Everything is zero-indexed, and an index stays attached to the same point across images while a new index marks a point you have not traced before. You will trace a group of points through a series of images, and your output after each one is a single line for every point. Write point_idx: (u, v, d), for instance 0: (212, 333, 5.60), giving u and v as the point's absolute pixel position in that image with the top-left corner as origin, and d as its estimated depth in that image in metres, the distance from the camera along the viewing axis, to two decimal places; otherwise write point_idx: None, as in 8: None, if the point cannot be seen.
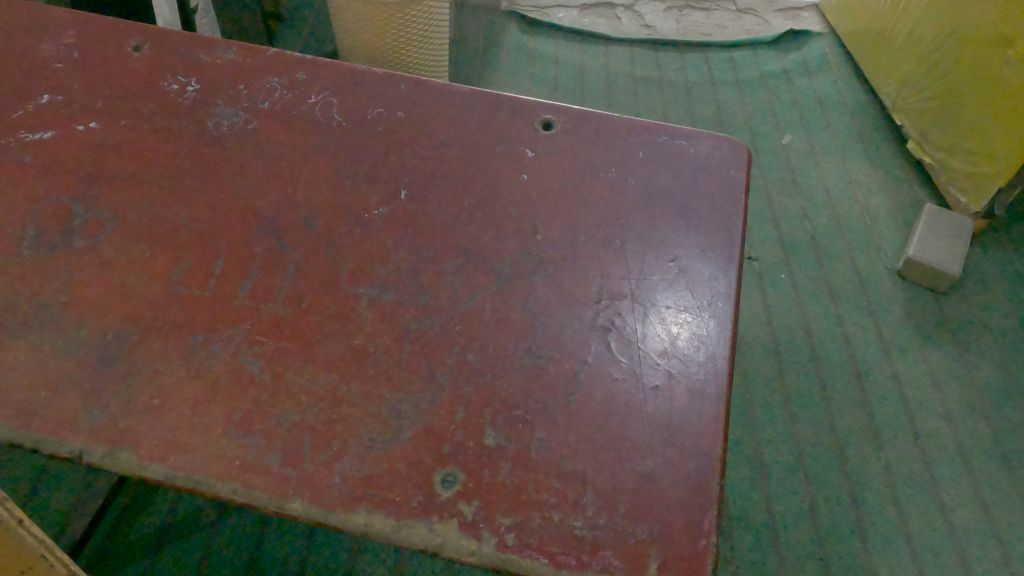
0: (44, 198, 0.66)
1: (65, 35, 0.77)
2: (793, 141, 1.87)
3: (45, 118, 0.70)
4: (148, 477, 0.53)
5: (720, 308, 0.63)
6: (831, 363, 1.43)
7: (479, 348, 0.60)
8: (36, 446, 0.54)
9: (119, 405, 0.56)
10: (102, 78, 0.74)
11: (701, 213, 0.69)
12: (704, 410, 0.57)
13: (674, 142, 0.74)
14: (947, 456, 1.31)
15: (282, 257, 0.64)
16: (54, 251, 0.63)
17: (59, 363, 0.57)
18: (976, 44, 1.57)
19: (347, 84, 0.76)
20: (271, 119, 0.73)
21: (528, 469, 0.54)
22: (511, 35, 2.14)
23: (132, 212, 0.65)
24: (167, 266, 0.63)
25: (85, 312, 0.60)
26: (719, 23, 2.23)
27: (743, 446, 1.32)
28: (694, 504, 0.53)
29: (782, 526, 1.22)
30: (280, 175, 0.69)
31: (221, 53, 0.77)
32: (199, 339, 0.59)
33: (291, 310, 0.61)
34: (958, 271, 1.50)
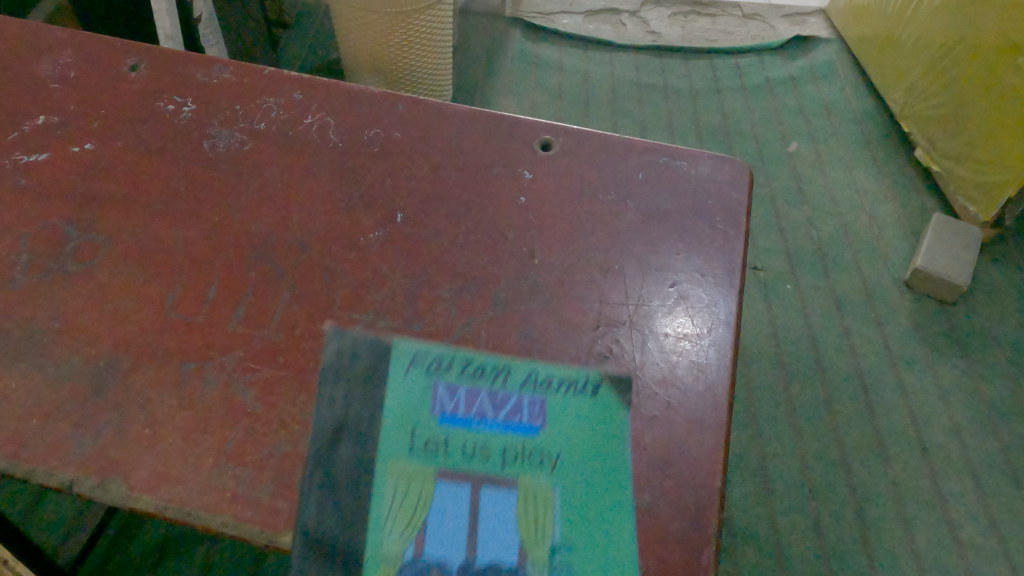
0: (38, 222, 0.65)
1: (62, 55, 0.76)
2: (800, 149, 1.85)
3: (40, 140, 0.70)
4: (138, 509, 0.52)
5: (719, 336, 0.63)
6: (837, 375, 1.42)
7: (472, 375, 0.58)
8: (26, 476, 0.53)
9: (108, 435, 0.55)
10: (98, 98, 0.74)
11: (702, 237, 0.68)
12: (703, 443, 0.56)
13: (675, 162, 0.73)
14: (955, 471, 1.29)
15: (276, 282, 0.63)
16: (47, 276, 0.62)
17: (50, 390, 0.57)
18: (987, 52, 1.55)
19: (344, 103, 0.76)
20: (268, 140, 0.72)
21: (557, 387, 0.58)
22: (515, 42, 2.13)
23: (126, 236, 0.65)
24: (160, 291, 0.62)
25: (76, 338, 0.59)
26: (724, 29, 2.21)
27: (747, 460, 1.30)
28: (692, 539, 0.53)
29: (787, 542, 1.21)
30: (275, 198, 0.68)
31: (217, 72, 0.77)
32: (191, 366, 0.58)
33: (285, 336, 0.60)
34: (967, 281, 1.48)
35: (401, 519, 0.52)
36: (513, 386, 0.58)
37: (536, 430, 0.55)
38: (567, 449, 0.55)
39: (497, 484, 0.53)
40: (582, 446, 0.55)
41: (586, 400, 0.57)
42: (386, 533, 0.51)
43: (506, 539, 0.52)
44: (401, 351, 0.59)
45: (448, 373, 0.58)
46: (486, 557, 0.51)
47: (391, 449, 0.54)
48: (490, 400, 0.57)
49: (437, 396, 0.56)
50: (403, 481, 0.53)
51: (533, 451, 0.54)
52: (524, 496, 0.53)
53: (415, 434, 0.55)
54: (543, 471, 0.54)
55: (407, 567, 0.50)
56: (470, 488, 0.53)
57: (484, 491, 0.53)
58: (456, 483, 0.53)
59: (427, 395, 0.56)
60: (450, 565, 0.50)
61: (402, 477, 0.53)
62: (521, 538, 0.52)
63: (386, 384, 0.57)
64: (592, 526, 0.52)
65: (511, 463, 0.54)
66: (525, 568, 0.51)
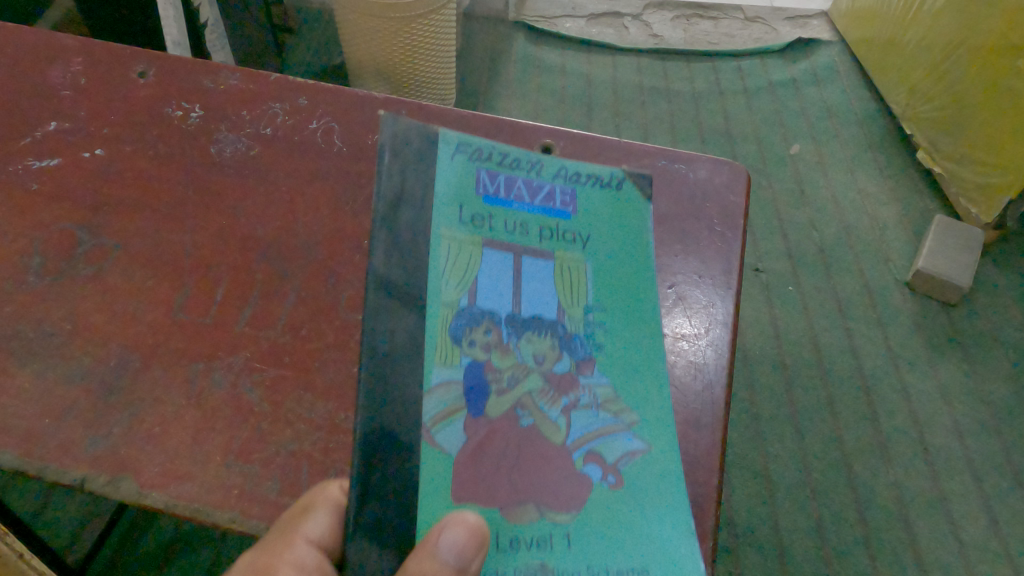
0: (50, 226, 0.67)
1: (73, 62, 0.78)
2: (802, 151, 1.86)
3: (52, 145, 0.72)
4: (149, 505, 0.53)
5: (717, 336, 0.64)
6: (838, 376, 1.42)
7: (506, 164, 0.57)
8: (40, 474, 0.55)
9: (119, 433, 0.56)
10: (107, 105, 0.75)
11: (700, 239, 0.69)
12: (700, 442, 0.58)
13: (674, 165, 0.74)
14: (956, 472, 1.30)
15: (283, 284, 0.65)
16: (58, 279, 0.64)
17: (62, 390, 0.58)
18: (986, 55, 1.55)
19: (349, 108, 0.77)
20: (274, 145, 0.74)
21: (589, 180, 0.60)
22: (518, 45, 2.14)
23: (136, 239, 0.66)
24: (169, 293, 0.63)
25: (87, 339, 0.60)
26: (727, 32, 2.22)
27: (749, 461, 1.31)
28: (690, 534, 0.53)
29: (788, 541, 1.21)
30: (281, 202, 0.70)
31: (224, 78, 0.78)
32: (199, 367, 0.60)
33: (290, 337, 0.62)
34: (968, 282, 1.48)
35: (455, 274, 0.52)
36: (545, 177, 0.58)
37: (569, 214, 0.58)
38: (600, 231, 0.58)
39: (536, 248, 0.56)
40: (609, 229, 0.59)
41: (614, 193, 0.60)
42: (438, 279, 0.51)
43: (548, 296, 0.54)
44: (446, 137, 0.55)
45: (485, 162, 0.56)
46: (529, 307, 0.54)
47: (441, 213, 0.53)
48: (525, 185, 0.57)
49: (478, 176, 0.55)
50: (453, 241, 0.53)
51: (567, 228, 0.57)
52: (561, 263, 0.56)
53: (459, 199, 0.54)
54: (576, 246, 0.57)
55: (462, 309, 0.51)
56: (514, 256, 0.55)
57: (526, 259, 0.55)
58: (500, 248, 0.54)
59: (470, 176, 0.55)
60: (497, 311, 0.52)
61: (451, 240, 0.53)
62: (560, 296, 0.55)
63: (435, 160, 0.55)
64: (622, 294, 0.57)
65: (549, 235, 0.56)
66: (564, 319, 0.54)
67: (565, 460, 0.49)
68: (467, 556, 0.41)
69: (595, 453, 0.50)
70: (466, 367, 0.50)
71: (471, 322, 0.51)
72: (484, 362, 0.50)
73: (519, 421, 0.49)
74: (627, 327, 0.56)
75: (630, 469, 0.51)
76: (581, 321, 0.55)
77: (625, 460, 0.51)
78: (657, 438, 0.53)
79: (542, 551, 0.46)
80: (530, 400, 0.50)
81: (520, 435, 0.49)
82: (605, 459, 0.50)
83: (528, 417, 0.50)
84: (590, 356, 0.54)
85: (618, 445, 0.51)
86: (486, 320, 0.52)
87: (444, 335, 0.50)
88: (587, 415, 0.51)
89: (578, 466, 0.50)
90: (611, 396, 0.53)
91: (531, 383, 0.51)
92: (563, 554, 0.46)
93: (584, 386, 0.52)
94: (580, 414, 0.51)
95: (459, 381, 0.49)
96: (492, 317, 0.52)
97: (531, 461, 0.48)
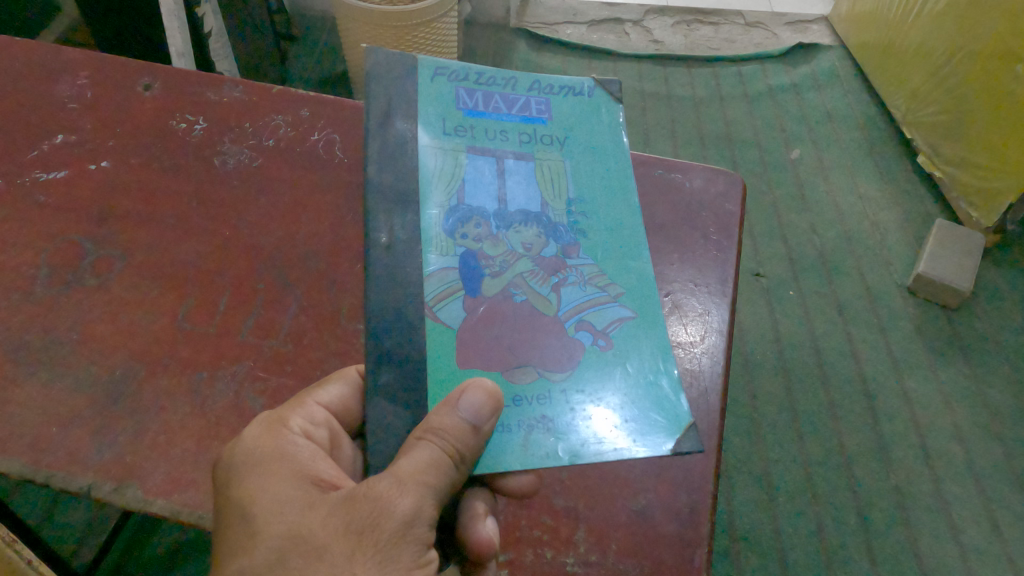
0: (57, 237, 0.68)
1: (79, 75, 0.80)
2: (802, 156, 1.87)
3: (59, 158, 0.73)
4: (154, 512, 0.54)
5: (713, 344, 0.66)
6: (839, 381, 1.43)
7: (486, 82, 0.62)
8: (47, 481, 0.55)
9: (124, 441, 0.57)
10: (113, 117, 0.77)
11: (695, 248, 0.71)
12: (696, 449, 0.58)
13: (670, 175, 0.75)
14: (957, 476, 1.30)
15: (285, 293, 0.66)
16: (65, 289, 0.65)
17: (68, 398, 0.59)
18: (986, 59, 1.55)
19: (350, 121, 0.79)
20: (276, 156, 0.75)
21: (559, 91, 0.64)
22: (519, 52, 2.15)
23: (141, 250, 0.68)
24: (173, 303, 0.65)
25: (93, 349, 0.61)
26: (727, 37, 2.23)
27: (750, 465, 1.31)
28: (684, 540, 0.54)
29: (790, 546, 1.22)
30: (284, 213, 0.71)
31: (227, 90, 0.80)
32: (203, 375, 0.61)
33: (292, 346, 0.63)
34: (969, 286, 1.49)
35: (444, 178, 0.57)
36: (521, 90, 0.62)
37: (545, 122, 0.62)
38: (571, 134, 0.62)
39: (519, 152, 0.60)
40: (584, 137, 0.63)
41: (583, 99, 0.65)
42: (432, 191, 0.56)
43: (532, 191, 0.58)
44: (426, 68, 0.61)
45: (465, 82, 0.61)
46: (515, 203, 0.58)
47: (428, 128, 0.58)
48: (502, 99, 0.61)
49: (458, 95, 0.61)
50: (442, 153, 0.58)
51: (545, 133, 0.62)
52: (543, 163, 0.60)
53: (445, 121, 0.60)
54: (554, 147, 0.61)
55: (451, 208, 0.56)
56: (496, 159, 0.59)
57: (507, 161, 0.59)
58: (484, 155, 0.59)
59: (449, 95, 0.61)
60: (487, 209, 0.57)
61: (439, 150, 0.58)
62: (543, 192, 0.59)
63: (417, 89, 0.60)
64: (603, 188, 0.61)
65: (530, 139, 0.61)
66: (548, 210, 0.58)
67: (557, 326, 0.52)
68: (483, 416, 0.44)
69: (586, 321, 0.53)
70: (461, 255, 0.54)
71: (467, 223, 0.55)
72: (477, 250, 0.54)
73: (513, 298, 0.53)
74: (608, 218, 0.59)
75: (618, 334, 0.53)
76: (564, 212, 0.58)
77: (615, 326, 0.53)
78: (645, 309, 0.55)
79: (543, 404, 0.48)
80: (523, 281, 0.54)
81: (514, 310, 0.52)
82: (594, 325, 0.53)
83: (521, 294, 0.53)
84: (574, 240, 0.57)
85: (608, 312, 0.54)
86: (478, 215, 0.56)
87: (441, 227, 0.55)
88: (575, 290, 0.55)
89: (569, 332, 0.52)
90: (597, 273, 0.56)
91: (522, 265, 0.55)
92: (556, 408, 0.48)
93: (570, 266, 0.56)
94: (568, 289, 0.55)
95: (457, 265, 0.53)
96: (482, 213, 0.56)
97: (526, 332, 0.52)
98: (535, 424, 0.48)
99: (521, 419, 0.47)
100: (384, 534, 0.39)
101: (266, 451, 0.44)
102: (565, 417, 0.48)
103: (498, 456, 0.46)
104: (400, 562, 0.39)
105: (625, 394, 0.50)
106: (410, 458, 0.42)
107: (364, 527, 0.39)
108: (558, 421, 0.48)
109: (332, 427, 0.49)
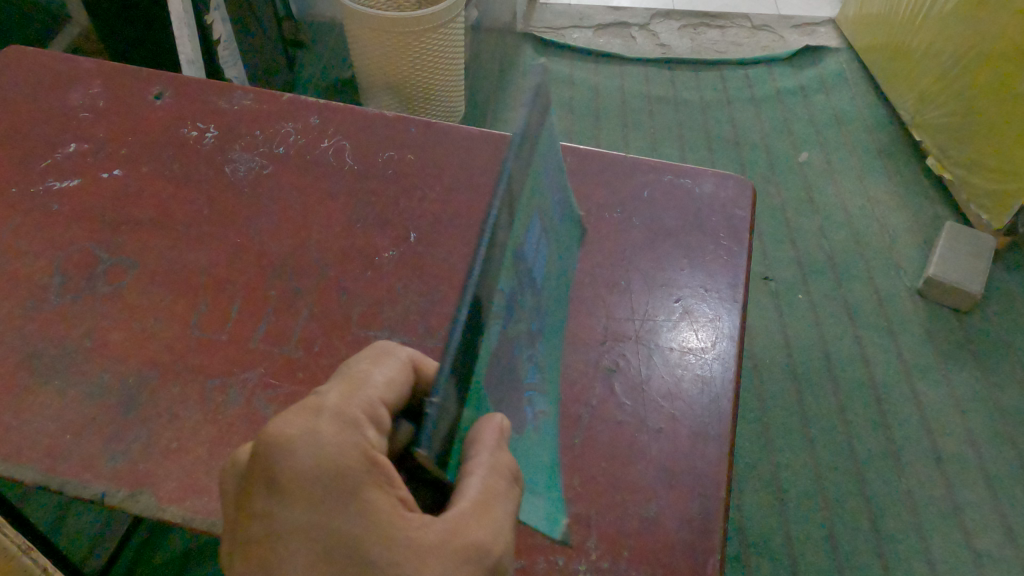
0: (71, 245, 0.69)
1: (92, 85, 0.81)
2: (810, 158, 1.86)
3: (73, 166, 0.74)
4: (166, 519, 0.54)
5: (724, 349, 0.66)
6: (849, 384, 1.42)
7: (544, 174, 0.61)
8: (60, 488, 0.55)
9: (137, 448, 0.57)
10: (125, 126, 0.78)
11: (705, 252, 0.72)
12: (707, 454, 0.58)
13: (679, 180, 0.77)
14: (970, 480, 1.29)
15: (296, 299, 0.66)
16: (78, 296, 0.65)
17: (82, 406, 0.59)
18: (994, 60, 1.54)
19: (359, 128, 0.80)
20: (287, 164, 0.76)
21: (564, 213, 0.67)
22: (526, 56, 2.16)
23: (154, 257, 0.68)
24: (185, 309, 0.65)
25: (107, 355, 0.62)
26: (734, 41, 2.22)
27: (760, 470, 1.31)
28: (698, 547, 0.54)
29: (801, 551, 1.21)
30: (294, 220, 0.72)
31: (237, 99, 0.82)
32: (215, 383, 0.61)
33: (303, 353, 0.63)
34: (980, 289, 1.48)
35: (517, 224, 0.51)
36: (554, 197, 0.63)
37: (556, 229, 0.63)
38: (564, 246, 0.65)
39: (543, 246, 0.59)
40: (566, 260, 0.66)
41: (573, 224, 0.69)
42: (514, 221, 0.50)
43: (537, 277, 0.57)
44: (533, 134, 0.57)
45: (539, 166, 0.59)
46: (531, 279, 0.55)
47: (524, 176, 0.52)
48: (545, 193, 0.61)
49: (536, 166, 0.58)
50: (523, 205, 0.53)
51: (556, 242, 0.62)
52: (549, 266, 0.60)
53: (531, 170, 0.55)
54: (554, 255, 0.63)
55: (516, 253, 0.50)
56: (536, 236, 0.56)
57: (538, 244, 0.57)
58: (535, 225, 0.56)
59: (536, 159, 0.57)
60: (524, 270, 0.54)
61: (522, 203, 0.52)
62: (543, 282, 0.59)
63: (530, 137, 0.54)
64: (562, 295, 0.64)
65: (549, 242, 0.61)
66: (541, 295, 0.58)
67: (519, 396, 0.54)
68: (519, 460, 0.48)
69: (529, 400, 0.56)
70: (506, 297, 0.50)
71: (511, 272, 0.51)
72: (512, 298, 0.51)
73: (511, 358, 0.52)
74: (556, 324, 0.62)
75: (543, 423, 0.57)
76: (545, 308, 0.60)
77: (540, 415, 0.57)
78: (555, 404, 0.59)
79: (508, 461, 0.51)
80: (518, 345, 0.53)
81: (511, 364, 0.52)
82: (533, 407, 0.56)
83: (517, 356, 0.53)
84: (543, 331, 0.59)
85: (539, 401, 0.57)
86: (519, 270, 0.52)
87: (507, 262, 0.49)
88: (531, 371, 0.56)
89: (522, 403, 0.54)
90: (542, 363, 0.58)
91: (523, 331, 0.54)
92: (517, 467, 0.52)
93: (535, 348, 0.57)
94: (530, 368, 0.56)
95: (502, 305, 0.49)
96: (519, 269, 0.52)
97: (511, 385, 0.53)
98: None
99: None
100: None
101: (362, 476, 0.40)
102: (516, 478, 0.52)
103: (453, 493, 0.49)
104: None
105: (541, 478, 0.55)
106: (503, 509, 0.45)
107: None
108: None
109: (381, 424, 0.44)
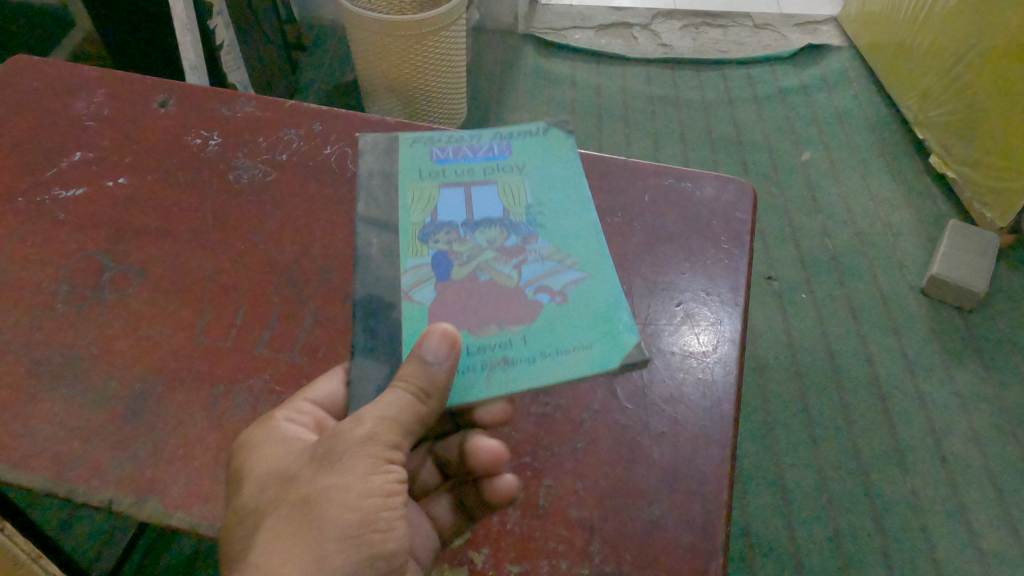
0: (75, 254, 0.69)
1: (96, 94, 0.82)
2: (813, 158, 1.86)
3: (78, 175, 0.75)
4: (173, 526, 0.54)
5: (726, 353, 0.66)
6: (853, 384, 1.42)
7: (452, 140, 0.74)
8: (68, 495, 0.56)
9: (145, 455, 0.57)
10: (129, 135, 0.79)
11: (707, 256, 0.72)
12: (710, 457, 0.58)
13: (680, 184, 0.78)
14: (976, 480, 1.28)
15: (300, 306, 0.67)
16: (85, 305, 0.66)
17: (89, 414, 0.59)
18: (998, 57, 1.54)
19: (362, 135, 0.81)
20: (290, 170, 0.77)
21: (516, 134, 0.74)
22: (527, 58, 2.16)
23: (159, 265, 0.69)
24: (190, 317, 0.66)
25: (113, 363, 0.62)
26: (736, 40, 2.22)
27: (763, 470, 1.31)
28: (701, 550, 0.54)
29: (805, 550, 1.21)
30: (297, 227, 0.72)
31: (241, 106, 0.82)
32: (221, 390, 0.61)
33: (307, 360, 0.63)
34: (983, 287, 1.47)
35: (419, 205, 0.68)
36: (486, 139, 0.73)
37: (505, 155, 0.72)
38: (530, 158, 0.72)
39: (481, 179, 0.70)
40: (546, 158, 0.72)
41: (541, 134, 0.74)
42: (407, 210, 0.68)
43: (495, 203, 0.68)
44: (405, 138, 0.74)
45: (433, 140, 0.74)
46: (479, 213, 0.67)
47: (406, 179, 0.70)
48: (469, 146, 0.73)
49: (430, 150, 0.73)
50: (420, 192, 0.69)
51: (505, 159, 0.72)
52: (504, 184, 0.69)
53: (418, 157, 0.72)
54: (514, 172, 0.71)
55: (427, 224, 0.66)
56: (465, 189, 0.69)
57: (475, 190, 0.69)
58: (455, 188, 0.69)
59: (423, 152, 0.73)
60: (455, 220, 0.67)
61: (416, 188, 0.69)
62: (504, 201, 0.68)
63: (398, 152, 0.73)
64: (558, 191, 0.70)
65: (493, 171, 0.71)
66: (509, 215, 0.67)
67: (518, 293, 0.61)
68: (441, 354, 0.48)
69: (544, 285, 0.61)
70: (433, 257, 0.64)
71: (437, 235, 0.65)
72: (447, 250, 0.64)
73: (479, 278, 0.62)
74: (564, 215, 0.68)
75: (574, 292, 0.61)
76: (523, 213, 0.67)
77: (569, 287, 0.62)
78: (597, 271, 0.63)
79: (504, 350, 0.56)
80: (487, 266, 0.63)
81: (480, 286, 0.61)
82: (551, 289, 0.61)
83: (487, 275, 0.62)
84: (533, 231, 0.66)
85: (564, 277, 0.62)
86: (448, 227, 0.66)
87: (414, 239, 0.65)
88: (533, 266, 0.63)
89: (530, 296, 0.60)
90: (553, 250, 0.64)
91: (486, 255, 0.64)
92: (521, 350, 0.56)
93: (530, 249, 0.64)
94: (528, 266, 0.63)
95: (429, 266, 0.63)
96: (450, 224, 0.66)
97: (495, 297, 0.60)
98: (494, 366, 0.55)
99: (483, 363, 0.55)
100: (336, 454, 0.44)
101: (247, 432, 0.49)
102: (523, 357, 0.56)
103: (463, 394, 0.54)
104: (356, 470, 0.44)
105: (581, 334, 0.58)
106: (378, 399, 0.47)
107: (324, 453, 0.45)
108: (516, 362, 0.56)
109: (317, 415, 0.52)
